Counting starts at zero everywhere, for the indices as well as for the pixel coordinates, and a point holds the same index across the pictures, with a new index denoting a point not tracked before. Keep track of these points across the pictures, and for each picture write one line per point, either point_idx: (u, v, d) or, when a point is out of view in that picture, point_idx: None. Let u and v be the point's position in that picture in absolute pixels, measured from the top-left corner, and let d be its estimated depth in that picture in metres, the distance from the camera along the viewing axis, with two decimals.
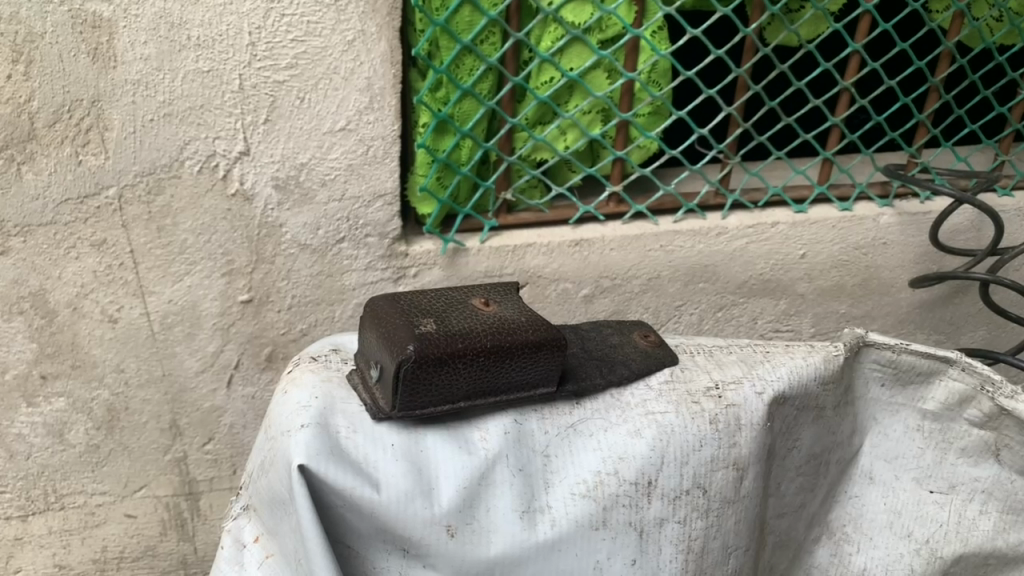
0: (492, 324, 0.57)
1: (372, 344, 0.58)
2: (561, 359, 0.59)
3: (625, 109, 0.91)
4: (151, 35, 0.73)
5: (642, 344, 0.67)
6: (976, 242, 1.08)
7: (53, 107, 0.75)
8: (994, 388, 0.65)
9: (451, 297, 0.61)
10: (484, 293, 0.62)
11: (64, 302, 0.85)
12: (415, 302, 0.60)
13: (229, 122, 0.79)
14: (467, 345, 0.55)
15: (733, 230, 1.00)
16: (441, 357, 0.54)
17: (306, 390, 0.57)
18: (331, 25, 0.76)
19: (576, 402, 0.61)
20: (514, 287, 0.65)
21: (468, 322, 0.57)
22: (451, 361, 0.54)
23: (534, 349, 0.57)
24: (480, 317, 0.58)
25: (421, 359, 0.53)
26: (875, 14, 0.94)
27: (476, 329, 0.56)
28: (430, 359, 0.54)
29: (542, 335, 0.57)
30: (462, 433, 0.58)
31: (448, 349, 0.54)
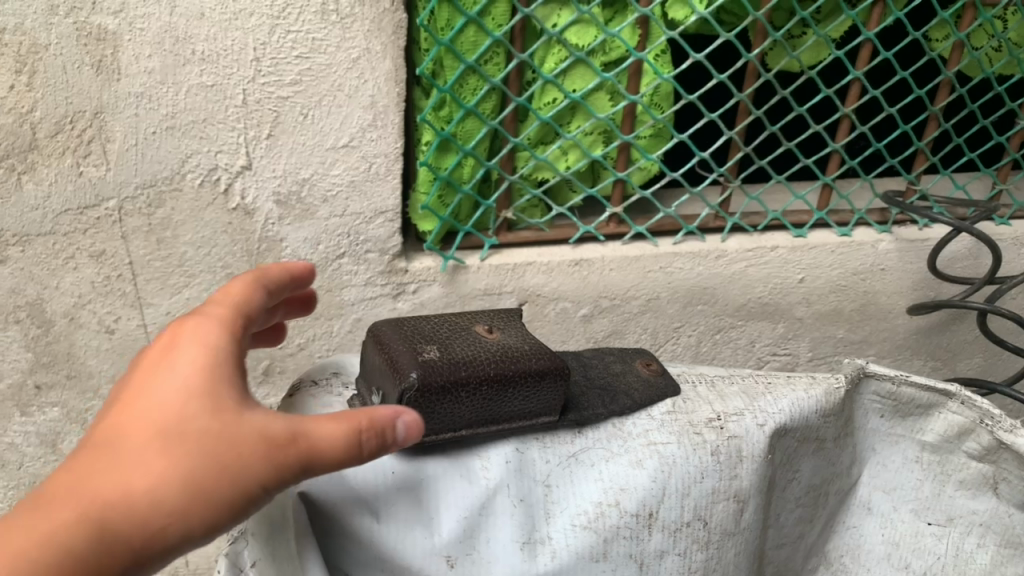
0: (495, 352, 0.57)
1: (372, 370, 0.58)
2: (564, 388, 0.58)
3: (626, 130, 0.92)
4: (155, 48, 0.73)
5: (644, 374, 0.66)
6: (973, 270, 1.08)
7: (55, 118, 0.74)
8: (992, 421, 0.65)
9: (453, 324, 0.61)
10: (486, 320, 0.62)
11: (61, 313, 0.84)
12: (419, 329, 0.59)
13: (232, 137, 0.78)
14: (470, 373, 0.55)
15: (732, 253, 1.00)
16: (443, 385, 0.54)
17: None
18: (337, 42, 0.76)
19: (578, 431, 0.61)
20: (518, 315, 0.65)
21: (472, 350, 0.57)
22: (453, 390, 0.54)
23: (537, 377, 0.56)
24: (484, 345, 0.58)
25: (424, 388, 0.53)
26: (876, 41, 0.95)
27: (479, 357, 0.56)
28: (433, 387, 0.53)
29: (545, 364, 0.57)
30: (464, 461, 0.57)
31: (451, 377, 0.54)
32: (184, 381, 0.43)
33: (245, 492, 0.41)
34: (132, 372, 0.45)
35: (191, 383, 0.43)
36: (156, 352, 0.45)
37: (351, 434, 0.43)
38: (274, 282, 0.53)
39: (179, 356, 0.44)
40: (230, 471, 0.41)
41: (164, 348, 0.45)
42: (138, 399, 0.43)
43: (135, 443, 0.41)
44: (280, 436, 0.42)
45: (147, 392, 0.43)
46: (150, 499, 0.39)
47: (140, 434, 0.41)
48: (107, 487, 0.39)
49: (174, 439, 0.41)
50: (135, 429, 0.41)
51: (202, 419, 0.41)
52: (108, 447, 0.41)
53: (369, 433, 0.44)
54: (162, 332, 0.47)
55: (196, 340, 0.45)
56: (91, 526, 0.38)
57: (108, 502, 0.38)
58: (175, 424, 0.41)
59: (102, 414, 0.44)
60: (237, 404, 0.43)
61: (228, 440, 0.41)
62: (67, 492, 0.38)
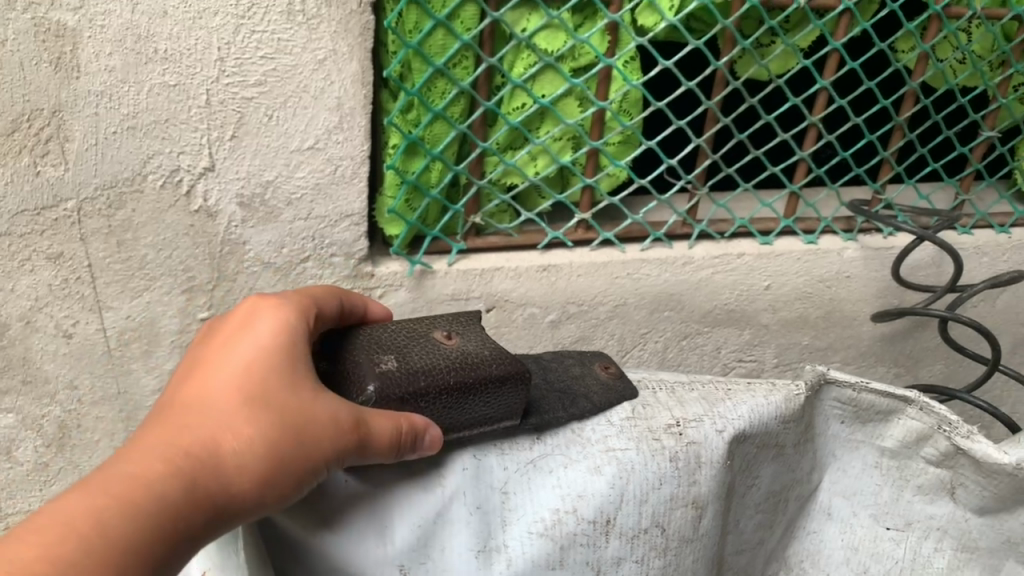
0: (454, 359, 0.57)
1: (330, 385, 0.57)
2: (526, 393, 0.58)
3: (595, 136, 0.92)
4: (117, 46, 0.72)
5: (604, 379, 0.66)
6: (936, 277, 1.09)
7: (12, 116, 0.73)
8: (950, 427, 0.65)
9: (413, 330, 0.60)
10: (446, 325, 0.61)
11: (16, 316, 0.82)
12: (378, 337, 0.59)
13: (195, 137, 0.77)
14: (429, 382, 0.54)
15: (699, 260, 1.01)
16: (401, 396, 0.53)
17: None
18: (303, 43, 0.75)
19: (537, 437, 0.60)
20: (477, 319, 0.64)
21: (431, 357, 0.57)
22: (412, 400, 0.54)
23: (497, 383, 0.56)
24: (442, 352, 0.57)
25: (381, 401, 0.53)
26: (842, 51, 0.97)
27: (438, 365, 0.56)
28: (391, 398, 0.53)
29: (505, 369, 0.57)
30: (422, 471, 0.56)
31: (409, 388, 0.54)
32: (262, 362, 0.52)
33: (314, 465, 0.50)
34: (220, 346, 0.55)
35: (270, 363, 0.52)
36: (238, 332, 0.55)
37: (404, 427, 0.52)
38: (352, 301, 0.64)
39: (259, 335, 0.54)
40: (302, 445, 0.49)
41: (248, 328, 0.55)
42: (225, 370, 0.52)
43: (224, 413, 0.50)
44: (345, 418, 0.50)
45: (232, 366, 0.52)
46: (236, 462, 0.48)
47: (227, 405, 0.50)
48: (202, 446, 0.48)
49: (257, 410, 0.50)
50: (224, 395, 0.51)
51: (278, 397, 0.50)
52: (202, 414, 0.50)
53: (420, 430, 0.52)
54: (240, 315, 0.56)
55: (274, 326, 0.54)
56: (187, 479, 0.47)
57: (201, 466, 0.48)
58: (256, 399, 0.50)
59: (191, 376, 0.53)
60: (311, 388, 0.51)
61: (302, 417, 0.50)
62: (168, 449, 0.48)
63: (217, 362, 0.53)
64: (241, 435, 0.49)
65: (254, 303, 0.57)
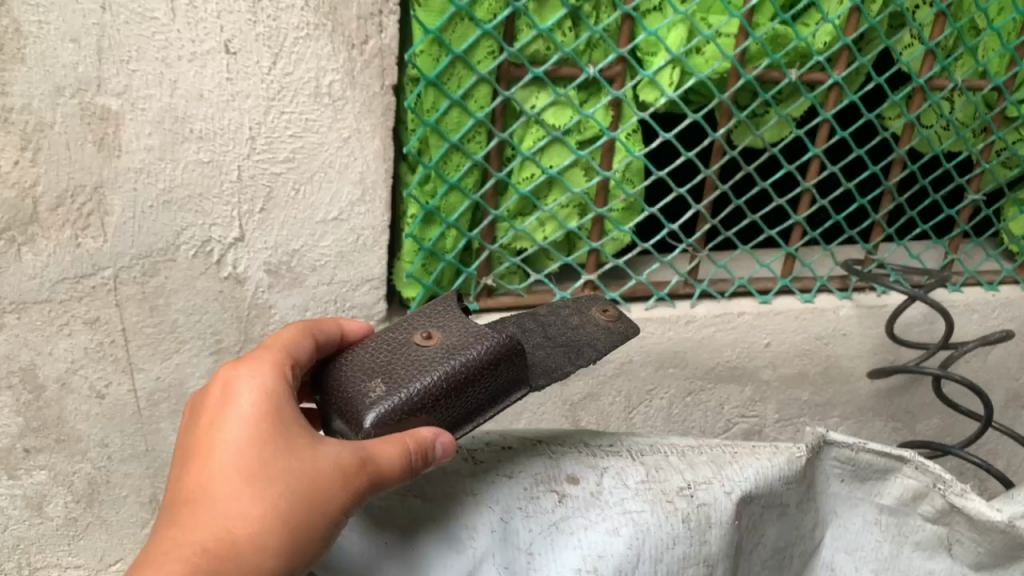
0: (438, 359, 0.56)
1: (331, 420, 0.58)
2: (520, 356, 0.58)
3: (600, 204, 0.97)
4: (156, 127, 0.77)
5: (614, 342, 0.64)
6: (929, 335, 1.13)
7: (57, 192, 0.78)
8: (944, 486, 0.69)
9: (392, 340, 0.59)
10: (423, 322, 0.60)
11: (52, 378, 0.86)
12: (361, 362, 0.58)
13: (226, 210, 0.82)
14: (421, 394, 0.54)
15: (701, 318, 1.05)
16: (400, 416, 0.54)
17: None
18: (328, 123, 0.80)
19: (559, 498, 0.63)
20: (454, 301, 0.63)
21: (415, 364, 0.56)
22: (412, 416, 0.54)
23: (488, 366, 0.56)
24: (424, 354, 0.57)
25: (380, 429, 0.53)
26: (833, 122, 1.02)
27: (423, 370, 0.55)
28: (390, 423, 0.53)
29: (490, 351, 0.56)
30: (454, 532, 0.58)
31: (405, 406, 0.54)
32: (253, 435, 0.52)
33: (331, 516, 0.51)
34: (205, 426, 0.55)
35: (263, 432, 0.53)
36: (221, 407, 0.55)
37: (410, 454, 0.52)
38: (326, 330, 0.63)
39: (242, 407, 0.54)
40: (315, 500, 0.50)
41: (229, 400, 0.55)
42: (218, 451, 0.52)
43: (229, 492, 0.50)
44: (351, 465, 0.51)
45: (224, 446, 0.52)
46: (256, 539, 0.49)
47: (230, 486, 0.51)
48: (218, 535, 0.49)
49: (262, 481, 0.51)
50: (226, 475, 0.51)
51: (279, 462, 0.51)
52: (208, 503, 0.51)
53: (426, 450, 0.53)
54: (221, 387, 0.56)
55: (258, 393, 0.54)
56: (212, 574, 0.48)
57: (224, 556, 0.49)
58: (258, 471, 0.51)
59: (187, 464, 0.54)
60: (308, 443, 0.52)
61: (307, 476, 0.50)
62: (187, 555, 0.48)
63: (208, 447, 0.53)
64: (253, 512, 0.50)
65: (232, 371, 0.57)
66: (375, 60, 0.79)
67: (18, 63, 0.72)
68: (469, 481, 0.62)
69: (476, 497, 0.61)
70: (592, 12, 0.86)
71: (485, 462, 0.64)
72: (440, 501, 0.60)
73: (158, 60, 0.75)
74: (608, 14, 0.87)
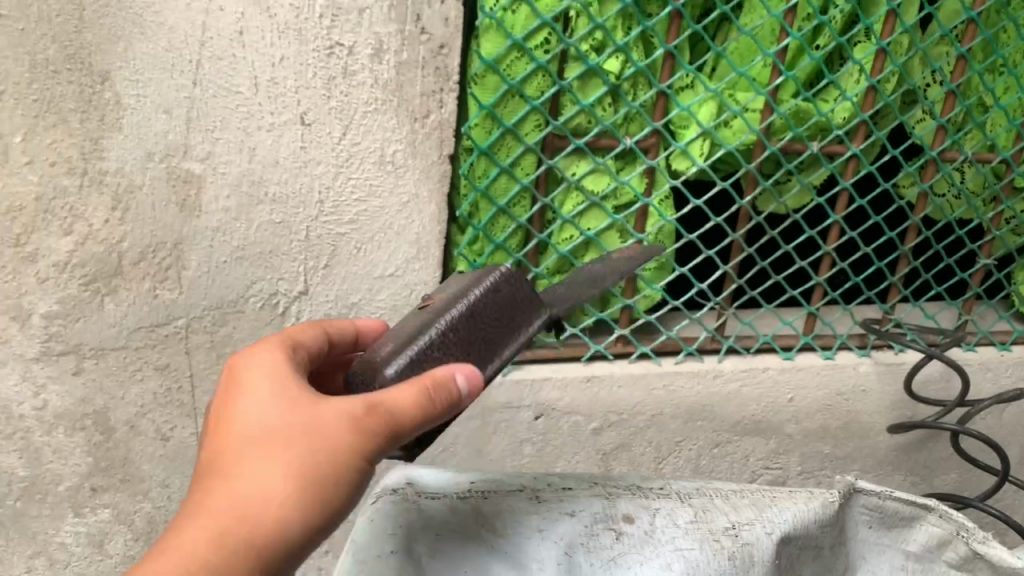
0: (442, 307, 0.60)
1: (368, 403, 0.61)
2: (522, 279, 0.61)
3: (633, 263, 1.03)
4: (234, 190, 0.84)
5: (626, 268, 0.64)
6: (945, 392, 1.18)
7: (140, 248, 0.85)
8: (967, 533, 0.74)
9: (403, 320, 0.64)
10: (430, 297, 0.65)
11: (123, 421, 0.92)
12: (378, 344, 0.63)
13: (293, 266, 0.89)
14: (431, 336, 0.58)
15: (728, 373, 1.10)
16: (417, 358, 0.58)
17: (392, 517, 0.67)
18: (390, 188, 0.88)
19: (616, 534, 0.70)
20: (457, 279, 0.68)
21: (424, 320, 0.60)
22: (429, 355, 0.58)
23: (492, 293, 0.60)
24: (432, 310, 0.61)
25: (401, 375, 0.57)
26: (851, 190, 1.09)
27: (430, 320, 0.60)
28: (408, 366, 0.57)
29: (489, 282, 0.61)
30: (526, 565, 0.67)
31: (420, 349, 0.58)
32: (264, 406, 0.54)
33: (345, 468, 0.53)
34: (221, 409, 0.57)
35: (274, 404, 0.55)
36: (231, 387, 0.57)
37: (420, 392, 0.52)
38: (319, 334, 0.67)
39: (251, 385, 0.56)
40: (326, 454, 0.52)
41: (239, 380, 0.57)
42: (232, 427, 0.55)
43: (242, 462, 0.52)
44: (360, 414, 0.52)
45: (235, 421, 0.55)
46: (276, 499, 0.51)
47: (242, 456, 0.53)
48: (234, 502, 0.51)
49: (276, 447, 0.52)
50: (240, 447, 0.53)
51: (292, 426, 0.53)
52: (225, 474, 0.53)
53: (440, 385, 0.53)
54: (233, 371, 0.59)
55: (265, 372, 0.57)
56: (228, 540, 0.50)
57: (239, 521, 0.50)
58: (272, 437, 0.53)
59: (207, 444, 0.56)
60: (316, 401, 0.54)
61: (318, 435, 0.52)
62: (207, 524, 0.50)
63: (221, 425, 0.55)
64: (269, 474, 0.52)
65: (242, 357, 0.59)
66: (435, 132, 0.86)
67: (115, 131, 0.80)
68: (536, 519, 0.69)
69: (541, 532, 0.69)
70: (630, 90, 0.93)
71: (549, 500, 0.70)
72: (510, 536, 0.68)
73: (240, 129, 0.82)
74: (644, 91, 0.94)
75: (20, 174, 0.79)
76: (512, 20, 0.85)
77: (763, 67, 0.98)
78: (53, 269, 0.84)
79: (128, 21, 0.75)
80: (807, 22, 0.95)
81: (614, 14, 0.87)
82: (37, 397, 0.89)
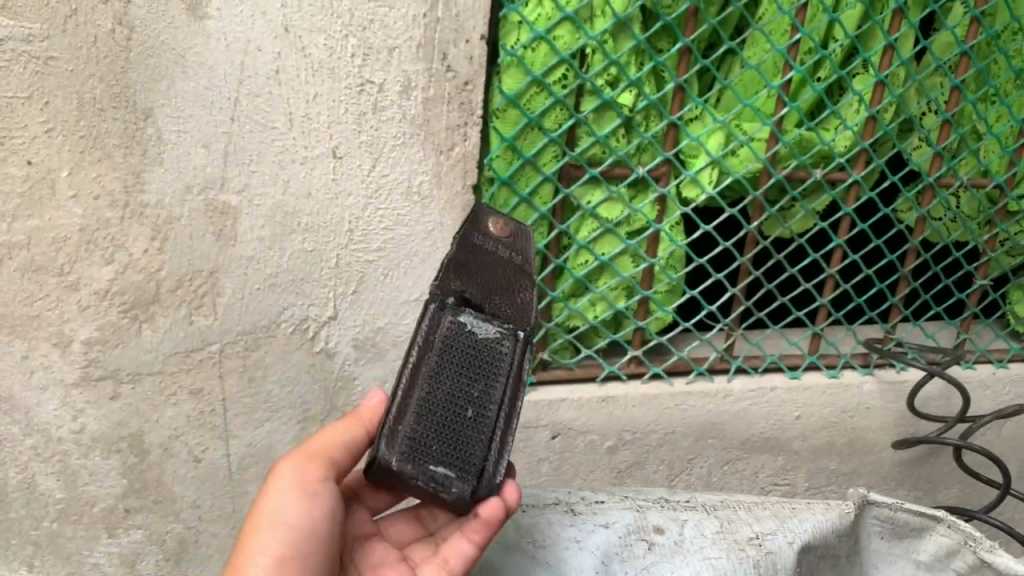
0: None
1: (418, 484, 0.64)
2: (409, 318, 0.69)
3: (646, 286, 1.07)
4: (268, 220, 0.88)
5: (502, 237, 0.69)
6: (947, 408, 1.22)
7: (178, 276, 0.88)
8: (975, 542, 0.77)
9: None
10: None
11: (157, 443, 0.97)
12: None
13: (323, 293, 0.93)
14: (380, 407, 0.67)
15: (737, 392, 1.14)
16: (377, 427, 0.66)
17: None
18: (416, 218, 0.92)
19: (649, 547, 0.75)
20: None
21: None
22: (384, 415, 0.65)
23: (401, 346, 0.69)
24: None
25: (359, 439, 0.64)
26: (854, 214, 1.13)
27: None
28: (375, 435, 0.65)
29: None
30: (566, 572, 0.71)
31: None
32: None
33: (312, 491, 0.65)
34: None
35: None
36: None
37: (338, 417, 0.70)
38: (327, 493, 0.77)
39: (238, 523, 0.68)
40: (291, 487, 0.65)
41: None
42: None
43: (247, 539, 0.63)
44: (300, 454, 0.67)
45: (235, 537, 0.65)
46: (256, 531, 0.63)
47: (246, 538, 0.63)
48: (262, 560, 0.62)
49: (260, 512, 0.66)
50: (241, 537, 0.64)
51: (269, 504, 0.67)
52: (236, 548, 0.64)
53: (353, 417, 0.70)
54: None
55: None
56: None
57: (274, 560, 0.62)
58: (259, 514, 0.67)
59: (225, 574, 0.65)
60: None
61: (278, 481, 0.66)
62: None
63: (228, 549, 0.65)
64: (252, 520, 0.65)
65: None
66: (459, 164, 0.90)
67: (157, 165, 0.83)
68: (572, 529, 0.75)
69: (578, 543, 0.74)
70: (642, 122, 0.98)
71: (584, 513, 0.78)
72: (550, 548, 0.73)
73: (275, 162, 0.86)
74: (656, 123, 0.99)
75: (66, 207, 0.83)
76: (532, 57, 0.90)
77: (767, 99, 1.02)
78: (94, 297, 0.88)
79: (170, 61, 0.79)
80: (809, 55, 1.00)
81: (627, 50, 0.91)
82: (76, 420, 0.94)
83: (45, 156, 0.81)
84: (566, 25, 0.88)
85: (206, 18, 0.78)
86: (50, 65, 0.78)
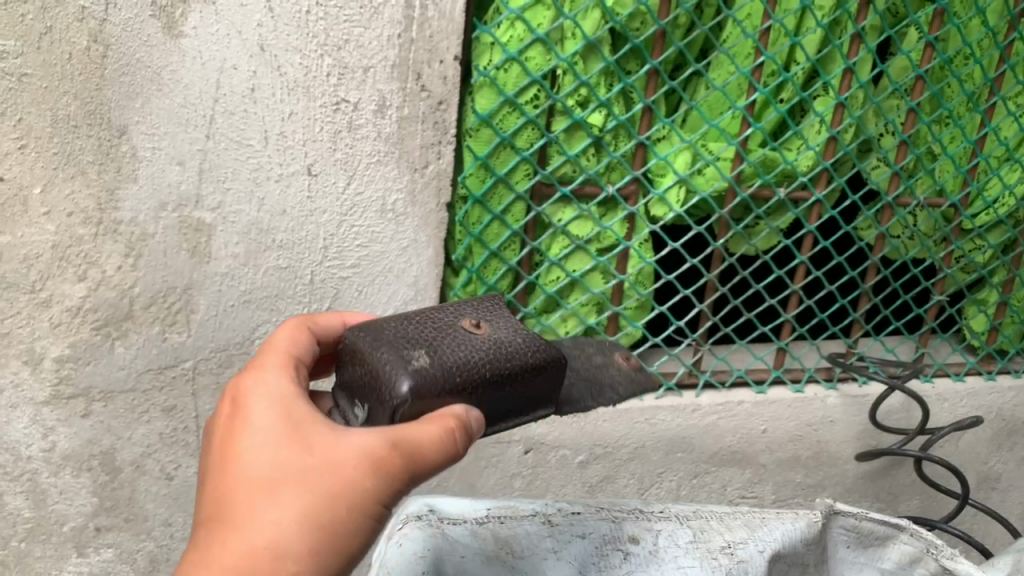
0: (489, 351, 0.56)
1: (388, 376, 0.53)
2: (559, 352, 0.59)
3: (616, 303, 1.09)
4: (242, 237, 0.88)
5: (627, 368, 0.67)
6: (906, 421, 1.26)
7: (151, 293, 0.88)
8: (936, 550, 0.79)
9: (436, 325, 0.59)
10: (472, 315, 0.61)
11: (129, 461, 0.96)
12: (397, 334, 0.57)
13: (297, 309, 0.94)
14: (463, 380, 0.54)
15: (705, 407, 1.17)
16: (438, 394, 0.53)
17: (420, 541, 0.74)
18: (391, 235, 0.93)
19: (625, 555, 0.78)
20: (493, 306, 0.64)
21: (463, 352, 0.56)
22: (446, 397, 0.53)
23: (535, 367, 0.57)
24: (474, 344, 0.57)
25: (416, 398, 0.52)
26: (816, 232, 1.16)
27: (474, 358, 0.55)
28: (426, 397, 0.52)
29: (542, 354, 0.58)
30: None
31: (445, 390, 0.53)
32: (277, 445, 0.51)
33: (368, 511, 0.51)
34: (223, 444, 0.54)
35: (279, 443, 0.52)
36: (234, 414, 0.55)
37: (444, 435, 0.50)
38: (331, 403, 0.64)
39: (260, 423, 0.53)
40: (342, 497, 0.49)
41: (250, 403, 0.55)
42: (239, 467, 0.51)
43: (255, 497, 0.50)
44: (377, 468, 0.49)
45: (251, 451, 0.52)
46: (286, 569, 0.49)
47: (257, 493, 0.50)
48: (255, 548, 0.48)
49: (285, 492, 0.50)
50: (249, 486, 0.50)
51: (302, 470, 0.50)
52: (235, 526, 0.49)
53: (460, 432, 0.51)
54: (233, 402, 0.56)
55: (267, 404, 0.54)
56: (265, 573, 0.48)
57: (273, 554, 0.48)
58: (283, 482, 0.50)
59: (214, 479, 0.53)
60: (331, 438, 0.51)
61: (323, 485, 0.49)
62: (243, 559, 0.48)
63: (231, 452, 0.52)
64: (279, 531, 0.49)
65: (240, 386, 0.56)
66: (433, 182, 0.91)
67: (131, 182, 0.83)
68: (550, 540, 0.78)
69: (556, 553, 0.77)
70: (612, 141, 1.00)
71: (561, 524, 0.79)
72: (527, 557, 0.76)
73: (250, 180, 0.86)
74: (625, 143, 1.01)
75: (39, 224, 0.83)
76: (505, 77, 0.91)
77: (732, 120, 1.04)
78: (66, 314, 0.87)
79: (146, 79, 0.80)
80: (773, 78, 1.03)
81: (597, 72, 0.93)
82: (46, 439, 0.93)
83: (18, 172, 0.81)
84: (537, 47, 0.90)
85: (181, 36, 0.79)
86: (24, 81, 0.78)
